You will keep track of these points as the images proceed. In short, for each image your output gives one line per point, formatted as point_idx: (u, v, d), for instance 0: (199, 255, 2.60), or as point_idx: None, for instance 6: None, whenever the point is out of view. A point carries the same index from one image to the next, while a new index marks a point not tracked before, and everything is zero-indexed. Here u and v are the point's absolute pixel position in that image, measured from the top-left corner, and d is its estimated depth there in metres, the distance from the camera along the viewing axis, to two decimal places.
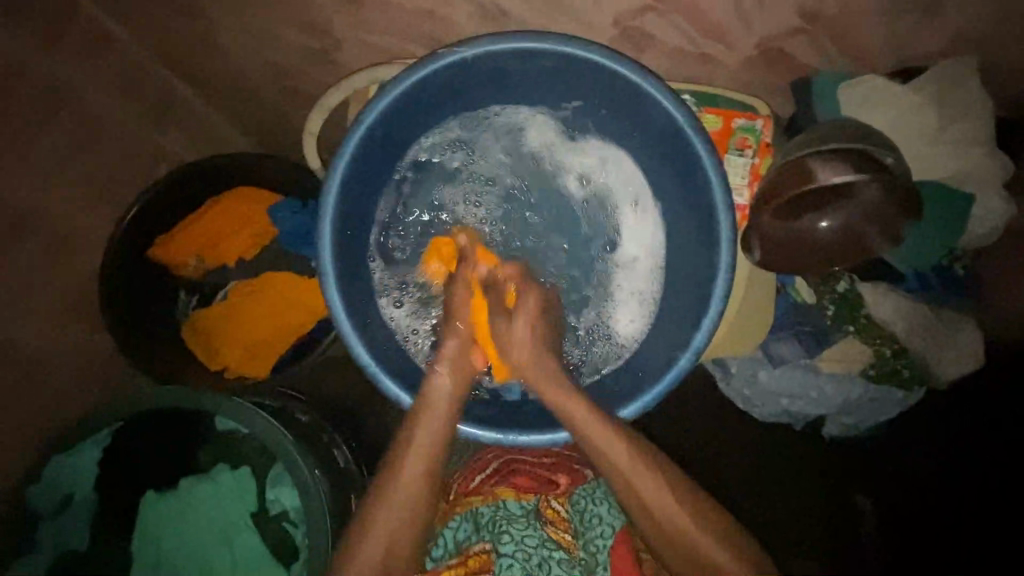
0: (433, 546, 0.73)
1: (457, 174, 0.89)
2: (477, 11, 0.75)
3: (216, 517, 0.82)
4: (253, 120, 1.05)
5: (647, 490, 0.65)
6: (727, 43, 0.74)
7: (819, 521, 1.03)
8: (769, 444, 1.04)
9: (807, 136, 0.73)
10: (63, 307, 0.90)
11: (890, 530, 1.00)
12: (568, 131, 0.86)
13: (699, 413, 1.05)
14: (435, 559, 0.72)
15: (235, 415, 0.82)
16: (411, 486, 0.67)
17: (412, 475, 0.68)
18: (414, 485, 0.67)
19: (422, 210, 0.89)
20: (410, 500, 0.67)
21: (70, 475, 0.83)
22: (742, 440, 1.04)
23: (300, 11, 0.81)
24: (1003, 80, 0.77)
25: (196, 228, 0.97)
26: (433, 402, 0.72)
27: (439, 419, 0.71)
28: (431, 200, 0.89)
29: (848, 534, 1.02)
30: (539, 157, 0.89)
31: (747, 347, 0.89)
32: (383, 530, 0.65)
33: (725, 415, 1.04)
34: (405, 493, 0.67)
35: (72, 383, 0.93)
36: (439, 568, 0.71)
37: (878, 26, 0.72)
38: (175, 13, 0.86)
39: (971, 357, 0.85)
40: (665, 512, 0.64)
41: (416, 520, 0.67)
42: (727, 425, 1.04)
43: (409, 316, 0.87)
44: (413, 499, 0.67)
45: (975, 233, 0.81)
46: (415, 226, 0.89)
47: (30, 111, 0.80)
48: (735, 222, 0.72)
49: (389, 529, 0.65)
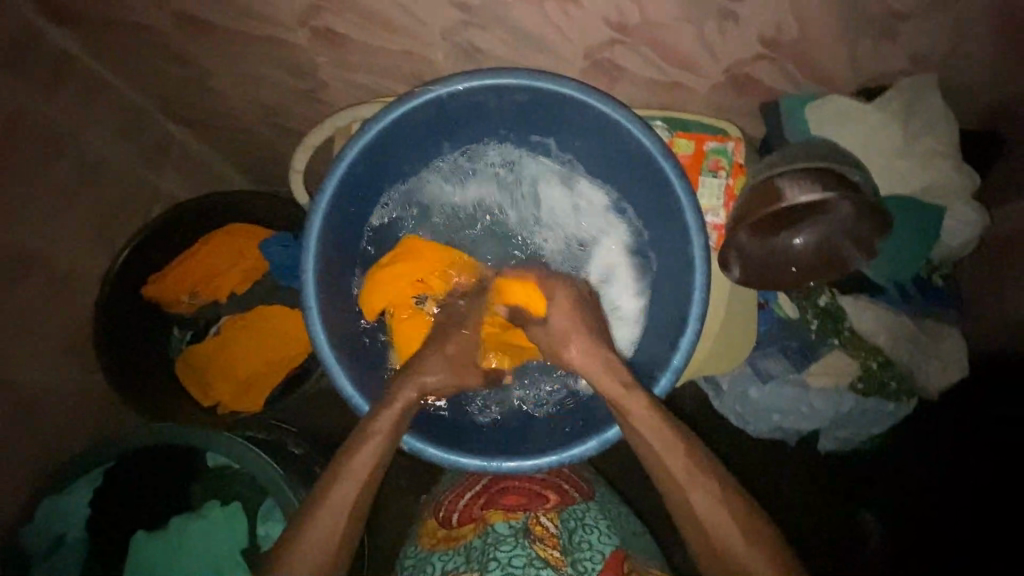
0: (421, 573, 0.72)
1: (446, 191, 0.92)
2: (453, 49, 0.78)
3: (207, 554, 0.82)
4: (246, 156, 1.10)
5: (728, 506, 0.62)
6: (695, 71, 0.77)
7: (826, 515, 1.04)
8: (760, 452, 1.05)
9: (776, 157, 0.74)
10: (55, 348, 0.91)
11: (906, 527, 0.99)
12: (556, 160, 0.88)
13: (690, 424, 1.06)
14: None
15: (225, 447, 0.83)
16: (336, 517, 0.64)
17: (334, 521, 0.64)
18: (344, 520, 0.64)
19: (413, 224, 0.92)
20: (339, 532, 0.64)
21: (62, 516, 0.82)
22: (736, 448, 1.05)
23: (287, 56, 0.84)
24: (960, 97, 0.79)
25: (188, 265, 0.99)
26: (357, 448, 0.67)
27: (363, 469, 0.66)
28: (421, 214, 0.92)
29: (849, 528, 1.03)
30: (524, 206, 0.94)
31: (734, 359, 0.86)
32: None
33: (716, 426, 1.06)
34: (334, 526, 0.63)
35: (69, 419, 0.95)
36: None
37: (839, 52, 0.74)
38: (167, 60, 0.89)
39: (957, 367, 0.87)
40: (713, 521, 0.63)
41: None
42: (719, 435, 1.05)
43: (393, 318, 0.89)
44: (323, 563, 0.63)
45: (947, 243, 0.83)
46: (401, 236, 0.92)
47: (30, 158, 0.83)
48: (709, 245, 0.73)
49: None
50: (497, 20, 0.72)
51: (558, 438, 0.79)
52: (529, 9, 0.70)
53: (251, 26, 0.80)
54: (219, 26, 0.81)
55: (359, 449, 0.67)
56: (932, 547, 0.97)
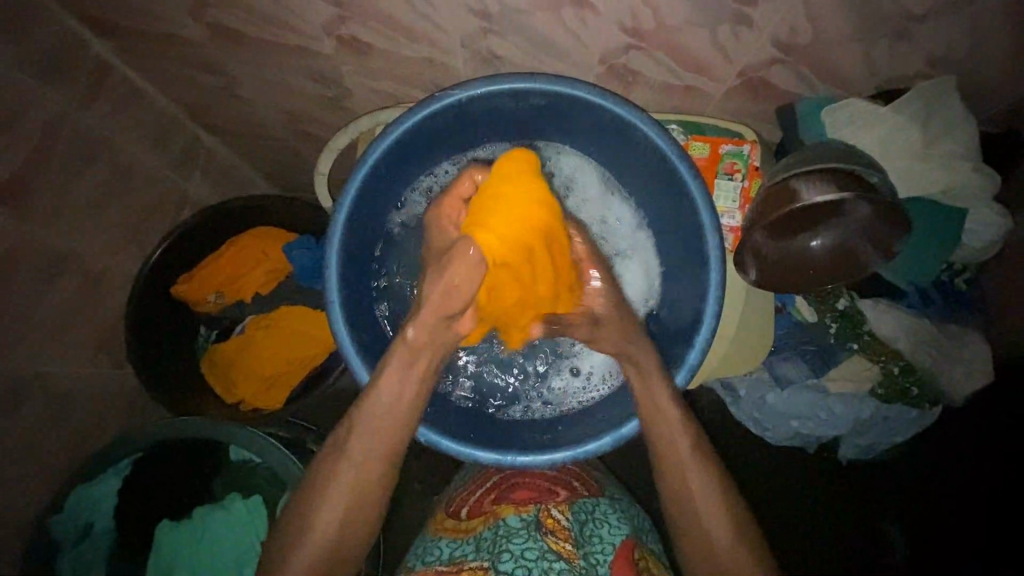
0: (427, 554, 0.75)
1: None
2: (472, 56, 0.81)
3: (226, 546, 0.83)
4: (272, 161, 1.16)
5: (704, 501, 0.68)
6: (709, 75, 0.78)
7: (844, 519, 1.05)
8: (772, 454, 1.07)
9: (793, 159, 0.73)
10: (90, 346, 0.96)
11: (923, 536, 1.01)
12: (581, 167, 0.89)
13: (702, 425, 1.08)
14: (426, 562, 0.73)
15: (250, 444, 0.85)
16: (347, 480, 0.66)
17: (345, 488, 0.66)
18: (357, 484, 0.66)
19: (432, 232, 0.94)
20: (356, 507, 0.66)
21: (92, 504, 0.84)
22: (747, 448, 1.07)
23: (313, 66, 0.88)
24: (978, 98, 0.79)
25: (216, 266, 1.02)
26: (364, 415, 0.69)
27: (369, 434, 0.68)
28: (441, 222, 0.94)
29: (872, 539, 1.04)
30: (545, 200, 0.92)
31: (734, 369, 0.86)
32: (310, 554, 0.64)
33: (728, 425, 1.08)
34: (345, 498, 0.66)
35: (100, 411, 0.99)
36: (429, 570, 0.72)
37: (854, 55, 0.74)
38: (201, 71, 0.94)
39: (981, 372, 0.86)
40: (698, 500, 0.69)
41: (334, 549, 0.65)
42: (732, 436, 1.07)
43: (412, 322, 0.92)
44: (338, 529, 0.65)
45: (967, 245, 0.83)
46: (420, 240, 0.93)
47: (69, 164, 0.87)
48: (725, 245, 0.73)
49: (326, 549, 0.65)
50: (514, 27, 0.75)
51: (573, 436, 0.80)
52: (547, 16, 0.72)
53: (278, 37, 0.84)
54: (249, 38, 0.85)
55: (362, 418, 0.69)
56: (949, 553, 0.99)
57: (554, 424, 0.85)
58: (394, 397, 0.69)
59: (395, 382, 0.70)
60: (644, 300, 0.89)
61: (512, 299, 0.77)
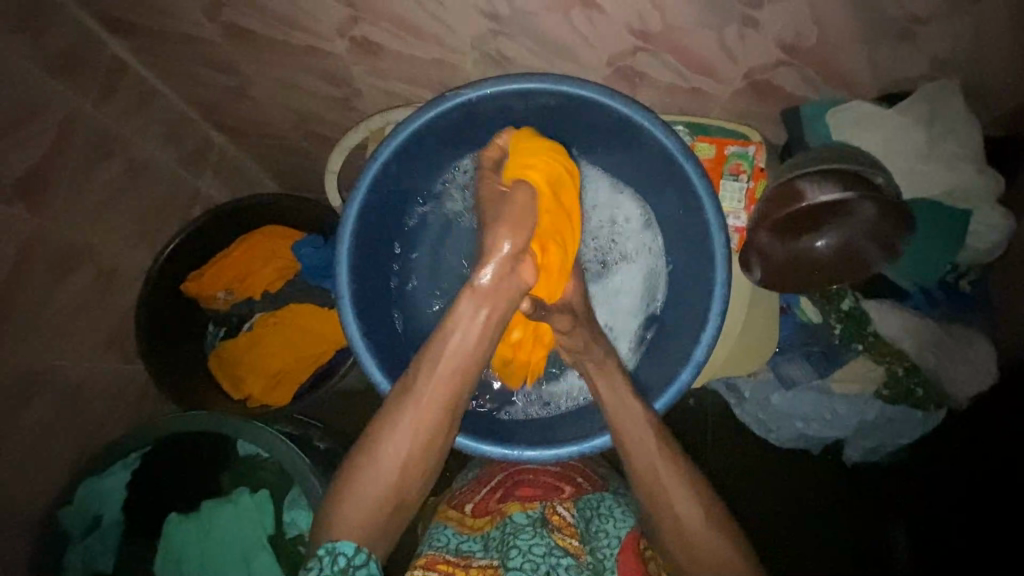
0: (434, 540, 0.75)
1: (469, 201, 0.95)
2: (482, 57, 0.82)
3: (235, 540, 0.85)
4: (281, 161, 1.17)
5: (676, 496, 0.68)
6: (715, 76, 0.79)
7: (846, 519, 1.06)
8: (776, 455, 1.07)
9: (798, 161, 0.75)
10: (101, 340, 0.97)
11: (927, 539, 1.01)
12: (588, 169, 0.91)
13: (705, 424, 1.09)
14: (435, 546, 0.74)
15: (257, 438, 0.86)
16: (419, 415, 0.68)
17: (417, 423, 0.67)
18: (430, 419, 0.68)
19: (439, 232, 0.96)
20: (423, 447, 0.67)
21: (102, 496, 0.86)
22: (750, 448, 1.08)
23: (324, 66, 0.90)
24: (981, 101, 0.80)
25: (226, 263, 1.03)
26: (435, 355, 0.69)
27: (441, 371, 0.68)
28: (448, 222, 0.96)
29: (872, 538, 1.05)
30: None
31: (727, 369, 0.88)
32: (379, 484, 0.66)
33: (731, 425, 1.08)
34: (413, 436, 0.67)
35: (110, 405, 1.00)
36: (437, 557, 0.72)
37: (858, 57, 0.75)
38: (214, 71, 0.96)
39: (985, 373, 0.86)
40: (666, 496, 0.68)
41: (401, 479, 0.67)
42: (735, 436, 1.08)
43: (419, 320, 0.93)
44: (409, 459, 0.67)
45: (971, 247, 0.83)
46: (427, 239, 0.95)
47: (85, 160, 0.89)
48: (730, 243, 0.74)
49: (396, 476, 0.67)
50: (524, 28, 0.76)
51: (578, 432, 0.80)
52: (556, 17, 0.73)
53: (291, 37, 0.85)
54: (262, 38, 0.87)
55: (437, 360, 0.69)
56: None
57: (555, 423, 0.86)
58: (467, 340, 0.69)
59: (467, 327, 0.69)
60: (638, 316, 0.92)
61: (551, 255, 0.77)
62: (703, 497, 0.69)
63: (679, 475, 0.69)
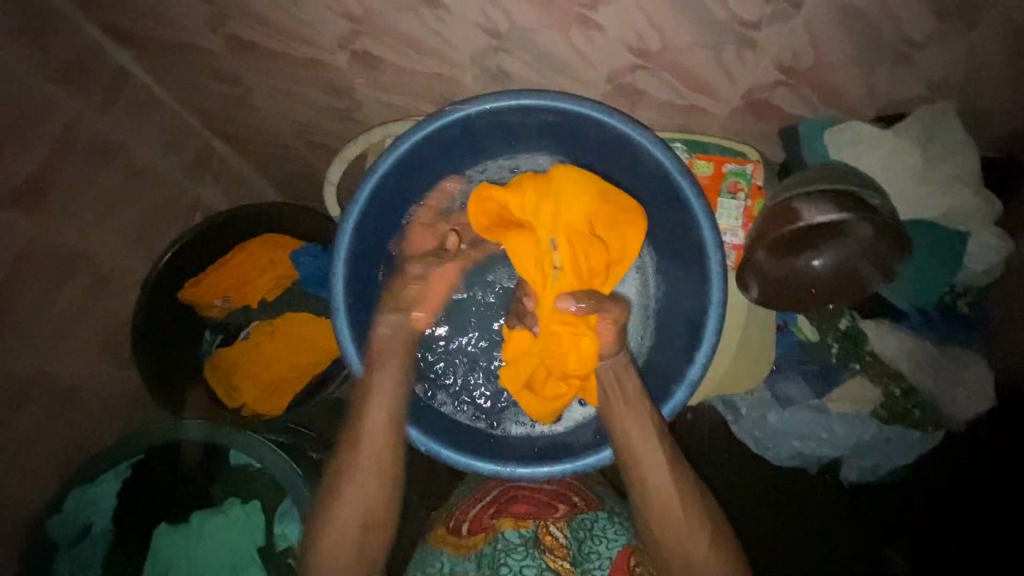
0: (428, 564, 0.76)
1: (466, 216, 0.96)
2: (481, 72, 0.82)
3: (224, 552, 0.83)
4: (281, 170, 1.18)
5: (684, 523, 0.69)
6: (713, 95, 0.80)
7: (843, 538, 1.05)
8: (772, 472, 1.06)
9: (797, 179, 0.74)
10: (95, 347, 0.96)
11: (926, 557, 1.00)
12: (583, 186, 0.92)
13: (701, 440, 1.08)
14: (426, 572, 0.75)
15: (250, 448, 0.85)
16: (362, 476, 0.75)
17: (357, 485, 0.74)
18: (375, 478, 0.75)
19: None
20: (374, 484, 0.75)
21: (91, 505, 0.84)
22: (747, 465, 1.07)
23: (325, 78, 0.90)
24: (977, 123, 0.80)
25: (224, 271, 1.03)
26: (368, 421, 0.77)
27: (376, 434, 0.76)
28: None
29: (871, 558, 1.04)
30: None
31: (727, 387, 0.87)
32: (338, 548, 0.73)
33: (727, 441, 1.07)
34: (365, 484, 0.75)
35: (103, 411, 0.99)
36: None
37: (855, 79, 0.75)
38: (215, 79, 0.96)
39: (983, 395, 0.85)
40: (678, 522, 0.69)
41: (359, 539, 0.74)
42: (732, 452, 1.07)
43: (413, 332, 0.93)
44: (363, 519, 0.74)
45: (967, 267, 0.83)
46: None
47: (85, 166, 0.89)
48: (726, 262, 0.74)
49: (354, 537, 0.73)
50: (523, 44, 0.76)
51: (572, 448, 0.80)
52: (555, 35, 0.74)
53: (293, 49, 0.86)
54: (264, 48, 0.87)
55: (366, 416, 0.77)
56: None
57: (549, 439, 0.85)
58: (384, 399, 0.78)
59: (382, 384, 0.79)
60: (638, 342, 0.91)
61: (593, 261, 0.80)
62: (707, 522, 0.70)
63: (689, 500, 0.70)
